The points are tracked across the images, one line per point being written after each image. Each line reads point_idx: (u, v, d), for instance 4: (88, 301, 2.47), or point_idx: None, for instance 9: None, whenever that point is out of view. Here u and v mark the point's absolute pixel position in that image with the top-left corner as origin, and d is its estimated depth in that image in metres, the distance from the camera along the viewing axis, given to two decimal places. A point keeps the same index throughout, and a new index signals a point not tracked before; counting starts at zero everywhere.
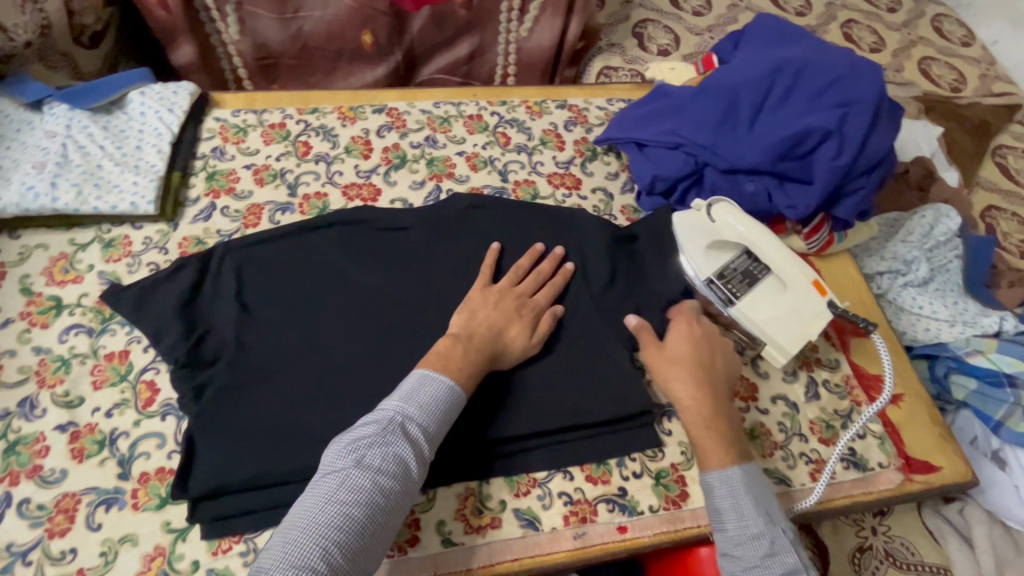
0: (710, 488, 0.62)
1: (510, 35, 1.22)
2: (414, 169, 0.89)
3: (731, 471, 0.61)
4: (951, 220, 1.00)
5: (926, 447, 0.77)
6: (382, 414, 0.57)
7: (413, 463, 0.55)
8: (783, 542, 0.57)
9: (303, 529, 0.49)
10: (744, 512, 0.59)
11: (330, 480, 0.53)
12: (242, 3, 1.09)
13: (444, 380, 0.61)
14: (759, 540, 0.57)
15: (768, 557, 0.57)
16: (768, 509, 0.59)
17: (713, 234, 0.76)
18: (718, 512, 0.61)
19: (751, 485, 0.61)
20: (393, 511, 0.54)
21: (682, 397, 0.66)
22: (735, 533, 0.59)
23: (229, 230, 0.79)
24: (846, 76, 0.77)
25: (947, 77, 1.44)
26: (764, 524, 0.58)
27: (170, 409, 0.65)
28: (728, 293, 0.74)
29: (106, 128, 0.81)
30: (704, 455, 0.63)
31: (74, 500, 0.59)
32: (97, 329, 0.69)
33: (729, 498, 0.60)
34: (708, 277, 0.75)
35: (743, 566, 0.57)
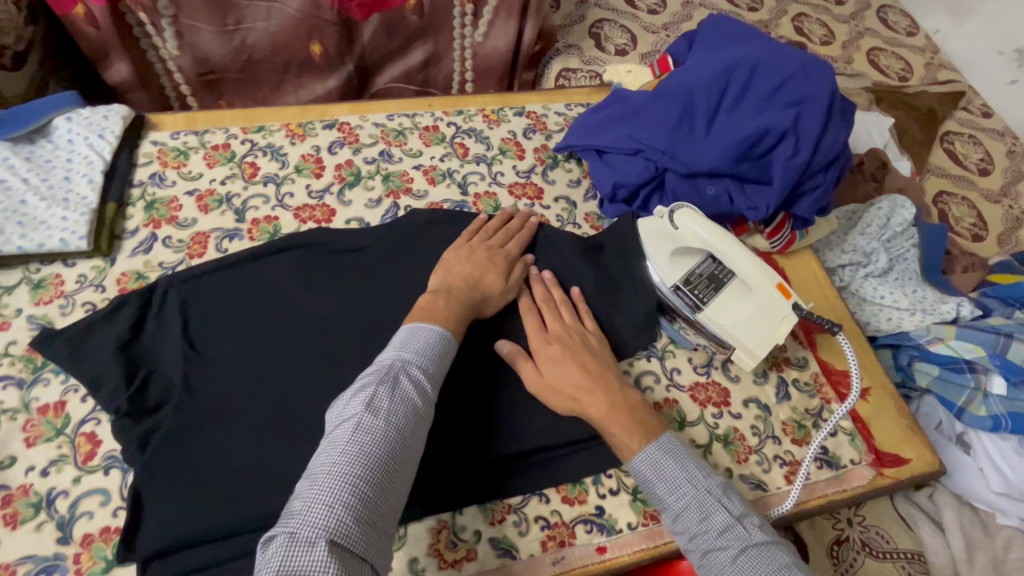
0: (639, 473, 0.59)
1: (465, 40, 1.19)
2: (370, 186, 0.85)
3: (650, 450, 0.59)
4: (907, 210, 1.01)
5: (895, 440, 0.78)
6: (380, 363, 0.56)
7: (421, 400, 0.55)
8: (714, 501, 0.56)
9: (328, 470, 0.47)
10: (674, 486, 0.57)
11: (343, 426, 0.51)
12: (179, 16, 1.03)
13: (432, 327, 0.61)
14: (695, 509, 0.56)
15: (706, 522, 0.55)
16: (692, 472, 0.58)
17: (677, 241, 0.76)
18: (655, 491, 0.58)
19: (671, 454, 0.59)
20: (413, 447, 0.53)
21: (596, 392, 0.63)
22: (673, 508, 0.57)
23: (172, 262, 0.74)
24: (798, 75, 0.77)
25: (894, 67, 1.48)
26: (694, 490, 0.57)
27: (114, 461, 0.60)
28: (694, 300, 0.74)
29: (29, 159, 0.75)
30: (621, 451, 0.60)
31: (8, 572, 0.54)
32: (29, 380, 0.64)
33: (656, 477, 0.58)
34: (675, 284, 0.74)
35: (688, 538, 0.55)
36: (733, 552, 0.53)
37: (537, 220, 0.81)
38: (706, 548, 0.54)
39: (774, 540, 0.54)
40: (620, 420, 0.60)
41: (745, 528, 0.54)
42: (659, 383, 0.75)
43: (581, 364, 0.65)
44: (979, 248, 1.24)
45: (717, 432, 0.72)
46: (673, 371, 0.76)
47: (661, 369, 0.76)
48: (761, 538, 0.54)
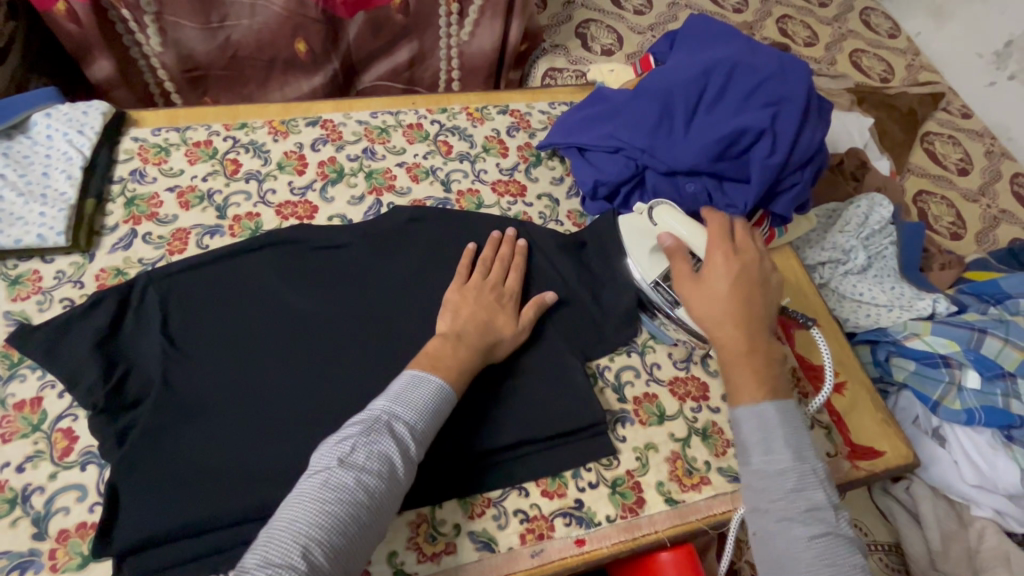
0: (740, 424, 0.59)
1: (451, 39, 1.20)
2: (353, 183, 0.86)
3: (765, 407, 0.58)
4: (884, 209, 1.03)
5: (872, 433, 0.79)
6: (368, 414, 0.56)
7: (400, 461, 0.54)
8: (815, 479, 0.56)
9: (285, 527, 0.48)
10: (775, 449, 0.57)
11: (313, 479, 0.51)
12: (162, 13, 1.03)
13: (432, 380, 0.60)
14: (790, 474, 0.56)
15: (798, 492, 0.55)
16: (799, 447, 0.57)
17: (652, 236, 0.76)
18: (749, 445, 0.58)
19: (785, 422, 0.58)
20: (380, 511, 0.52)
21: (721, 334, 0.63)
22: (759, 467, 0.57)
23: (153, 258, 0.74)
24: (774, 76, 0.79)
25: (876, 68, 1.50)
26: (797, 459, 0.56)
27: (91, 457, 0.60)
28: (672, 295, 0.75)
29: (6, 155, 0.74)
30: (736, 392, 0.61)
31: None
32: (5, 376, 0.64)
33: (757, 431, 0.58)
34: (654, 280, 0.75)
35: (771, 498, 0.55)
36: (814, 527, 0.53)
37: (524, 242, 0.78)
38: (784, 513, 0.54)
39: (851, 533, 0.55)
40: (748, 367, 0.61)
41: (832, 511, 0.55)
42: (638, 378, 0.75)
43: (728, 306, 0.64)
44: (957, 246, 1.26)
45: (696, 426, 0.73)
46: (653, 365, 0.77)
47: (641, 364, 0.77)
48: (842, 527, 0.54)
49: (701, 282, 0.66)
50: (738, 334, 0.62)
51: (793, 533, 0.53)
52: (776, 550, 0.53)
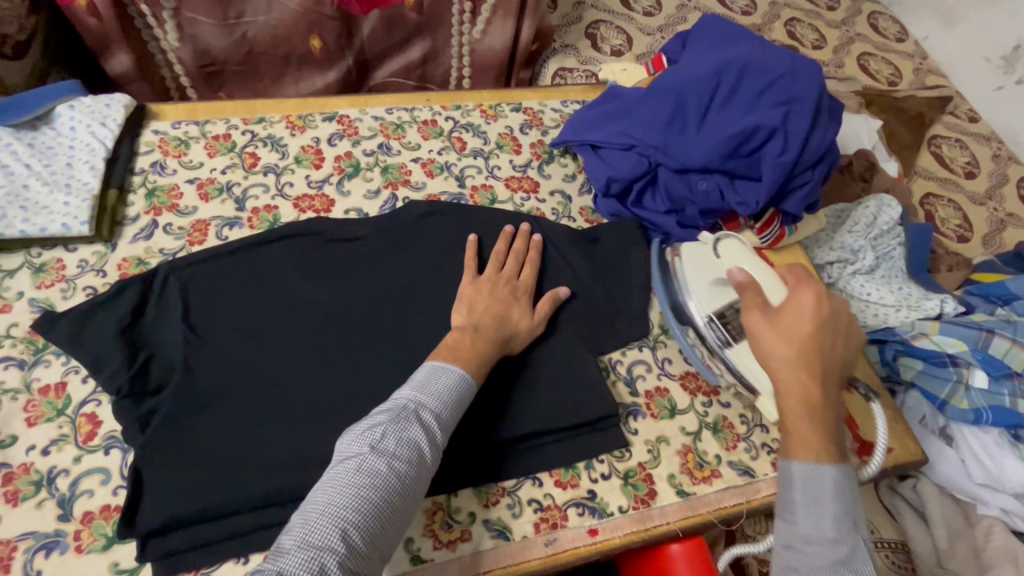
0: (790, 476, 0.54)
1: (463, 37, 1.21)
2: (369, 177, 0.87)
3: (827, 469, 0.53)
4: (892, 209, 1.04)
5: (880, 430, 0.80)
6: (395, 402, 0.57)
7: (428, 448, 0.55)
8: (864, 552, 0.51)
9: (322, 511, 0.48)
10: (827, 514, 0.52)
11: (346, 464, 0.52)
12: (180, 9, 1.04)
13: (454, 369, 0.61)
14: (839, 543, 0.51)
15: (845, 564, 0.50)
16: (853, 517, 0.52)
17: (717, 271, 0.74)
18: (797, 504, 0.53)
19: (844, 490, 0.53)
20: (410, 497, 0.53)
21: (792, 385, 0.56)
22: (807, 529, 0.52)
23: (173, 248, 0.75)
24: (787, 76, 0.80)
25: (884, 71, 1.51)
26: (848, 529, 0.51)
27: (114, 441, 0.61)
28: (725, 335, 0.72)
29: (31, 146, 0.76)
30: (797, 446, 0.55)
31: (9, 548, 0.55)
32: (30, 361, 0.65)
33: (807, 488, 0.53)
34: (708, 316, 0.73)
35: (814, 564, 0.50)
36: None
37: (540, 237, 0.80)
38: None
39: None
40: (816, 427, 0.54)
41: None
42: (650, 373, 0.76)
43: (806, 356, 0.56)
44: (964, 249, 1.26)
45: (707, 420, 0.74)
46: (665, 360, 0.78)
47: (652, 358, 0.78)
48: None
49: (772, 318, 0.59)
50: (809, 386, 0.55)
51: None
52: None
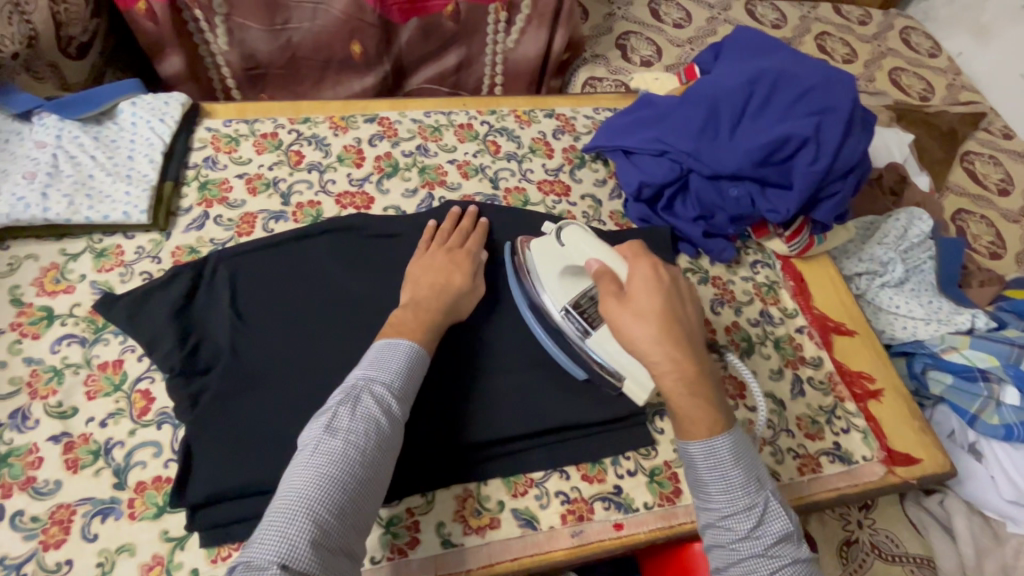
0: (692, 459, 0.56)
1: (497, 46, 1.25)
2: (407, 177, 0.90)
3: (719, 443, 0.55)
4: (924, 223, 1.04)
5: (909, 441, 0.80)
6: (346, 384, 0.58)
7: (383, 416, 0.56)
8: (774, 509, 0.55)
9: (287, 494, 0.49)
10: (734, 486, 0.55)
11: (303, 450, 0.53)
12: (231, 15, 1.10)
13: (400, 344, 0.62)
14: (748, 512, 0.54)
15: (758, 528, 0.54)
16: (758, 476, 0.56)
17: (564, 258, 0.70)
18: (707, 486, 0.56)
19: (739, 454, 0.55)
20: (375, 468, 0.54)
21: (659, 363, 0.57)
22: (723, 508, 0.55)
23: (223, 239, 0.79)
24: (820, 86, 0.81)
25: (915, 86, 1.51)
26: (755, 492, 0.55)
27: (167, 417, 0.65)
28: (584, 324, 0.70)
29: (96, 139, 0.81)
30: (691, 427, 0.56)
31: (69, 511, 0.59)
32: (91, 339, 0.69)
33: (711, 468, 0.55)
34: (564, 308, 0.70)
35: (731, 538, 0.54)
36: (783, 564, 0.52)
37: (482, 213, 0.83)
38: (751, 556, 0.53)
39: (811, 555, 0.55)
40: (698, 398, 0.56)
41: (792, 540, 0.54)
42: None
43: (659, 329, 0.57)
44: (996, 266, 1.25)
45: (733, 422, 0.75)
46: None
47: None
48: (803, 553, 0.54)
49: (625, 301, 0.59)
50: (676, 359, 0.56)
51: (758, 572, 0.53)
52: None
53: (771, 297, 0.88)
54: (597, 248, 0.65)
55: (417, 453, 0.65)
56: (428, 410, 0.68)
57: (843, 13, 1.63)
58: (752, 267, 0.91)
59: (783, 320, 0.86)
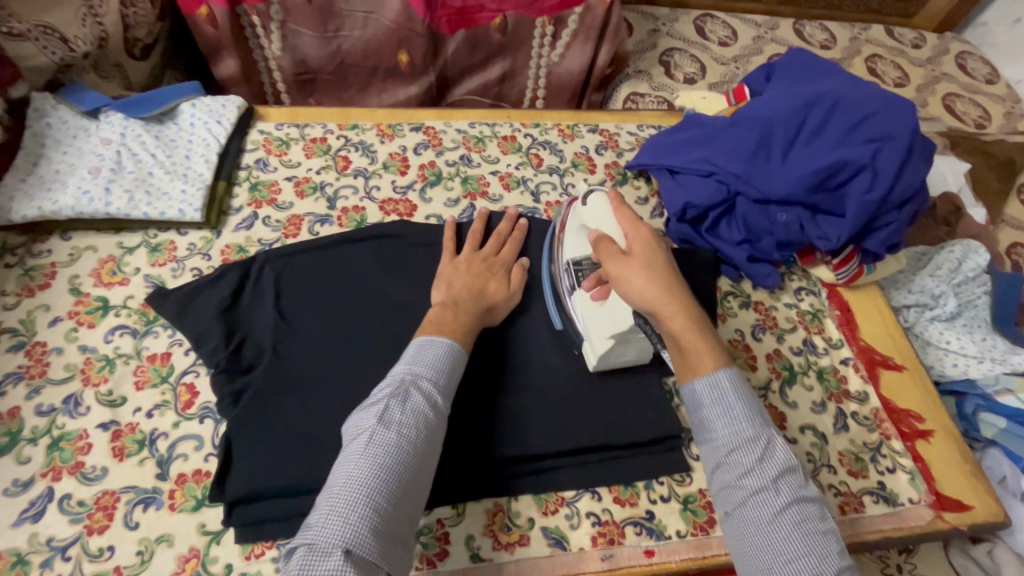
0: (696, 397, 0.58)
1: (542, 60, 1.25)
2: (450, 187, 0.91)
3: (719, 375, 0.57)
4: (979, 256, 0.99)
5: (958, 486, 0.76)
6: (392, 377, 0.58)
7: (432, 412, 0.56)
8: (777, 445, 0.55)
9: (344, 484, 0.50)
10: (736, 419, 0.56)
11: (357, 439, 0.53)
12: (287, 21, 1.13)
13: (441, 341, 0.63)
14: (753, 445, 0.54)
15: (763, 460, 0.53)
16: (759, 413, 0.57)
17: (582, 217, 0.75)
18: (711, 421, 0.57)
19: (739, 390, 0.57)
20: (427, 459, 0.54)
21: (670, 312, 0.60)
22: (726, 441, 0.55)
23: (270, 239, 0.81)
24: (879, 112, 0.79)
25: (971, 113, 1.46)
26: (756, 429, 0.55)
27: (209, 412, 0.67)
28: (574, 280, 0.73)
29: (158, 138, 0.85)
30: (694, 364, 0.59)
31: (113, 498, 0.60)
32: (142, 331, 0.71)
33: (714, 403, 0.57)
34: (567, 261, 0.75)
35: (737, 473, 0.54)
36: (787, 499, 0.51)
37: (525, 220, 0.84)
38: (755, 491, 0.52)
39: (820, 499, 0.53)
40: (703, 338, 0.59)
41: (800, 479, 0.53)
42: None
43: (658, 279, 0.61)
44: None
45: None
46: None
47: None
48: (810, 492, 0.53)
49: (631, 258, 0.63)
50: (683, 304, 0.60)
51: (765, 507, 0.51)
52: (751, 530, 0.51)
53: (815, 325, 0.86)
54: (609, 218, 0.70)
55: (449, 463, 0.65)
56: (462, 422, 0.68)
57: (896, 36, 1.59)
58: (796, 294, 0.89)
59: (828, 351, 0.84)
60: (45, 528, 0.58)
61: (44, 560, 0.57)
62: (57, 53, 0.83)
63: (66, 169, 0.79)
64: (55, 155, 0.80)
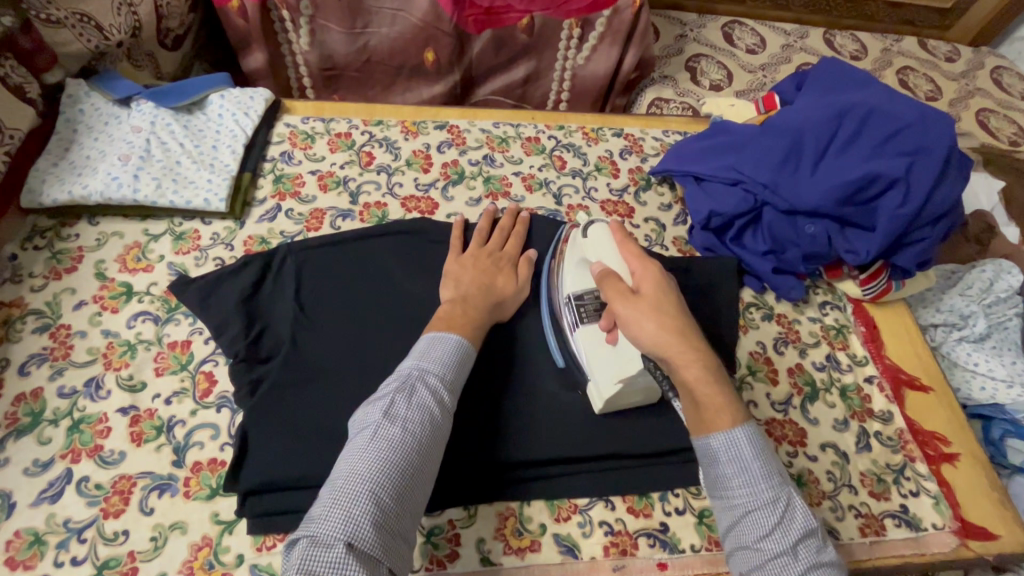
0: (713, 454, 0.55)
1: (567, 62, 1.25)
2: (472, 186, 0.90)
3: (738, 434, 0.54)
4: (1012, 276, 0.96)
5: (985, 514, 0.73)
6: (400, 372, 0.58)
7: (438, 407, 0.56)
8: (794, 507, 0.53)
9: (347, 477, 0.49)
10: (755, 480, 0.53)
11: (362, 432, 0.53)
12: (315, 16, 1.14)
13: (450, 336, 0.62)
14: (771, 508, 0.52)
15: (780, 525, 0.52)
16: (776, 472, 0.54)
17: (582, 251, 0.73)
18: (729, 481, 0.54)
19: (758, 449, 0.54)
20: (431, 456, 0.54)
21: (684, 360, 0.57)
22: (745, 502, 0.53)
23: (292, 232, 0.81)
24: (915, 125, 0.77)
25: (1005, 129, 1.42)
26: (774, 491, 0.53)
27: (226, 401, 0.67)
28: (578, 315, 0.70)
29: (186, 127, 0.86)
30: (712, 416, 0.56)
31: (130, 483, 0.61)
32: (163, 317, 0.72)
33: (734, 465, 0.54)
34: (568, 295, 0.72)
35: (756, 537, 0.52)
36: (804, 565, 0.50)
37: (527, 215, 0.84)
38: (774, 555, 0.51)
39: (836, 559, 0.52)
40: (717, 390, 0.56)
41: (818, 542, 0.52)
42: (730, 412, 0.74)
43: (671, 322, 0.59)
44: None
45: (790, 470, 0.71)
46: (750, 404, 0.76)
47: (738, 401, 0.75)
48: (826, 554, 0.52)
49: (639, 297, 0.61)
50: (698, 352, 0.57)
51: (785, 573, 0.50)
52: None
53: (839, 341, 0.84)
54: (613, 252, 0.68)
55: (462, 464, 0.65)
56: (475, 423, 0.68)
57: (929, 48, 1.55)
58: (820, 308, 0.87)
59: (851, 367, 0.82)
60: (63, 508, 0.59)
61: (60, 541, 0.57)
62: (92, 41, 0.84)
63: (97, 155, 0.80)
64: (86, 142, 0.82)
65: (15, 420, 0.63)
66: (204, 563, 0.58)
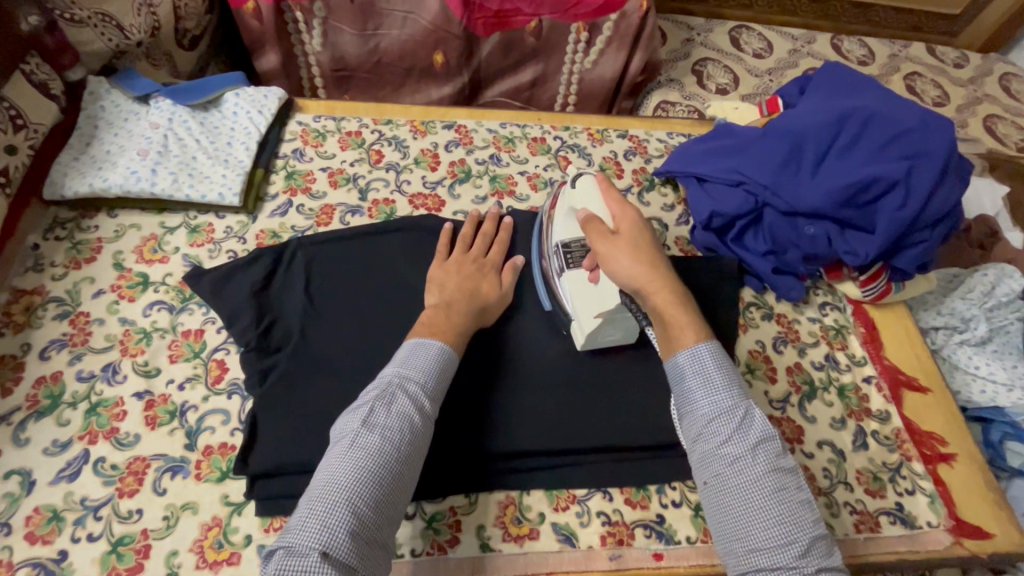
0: (679, 370, 0.58)
1: (574, 65, 1.26)
2: (478, 185, 0.92)
3: (701, 348, 0.58)
4: (1014, 280, 0.96)
5: (981, 514, 0.74)
6: (380, 380, 0.60)
7: (417, 416, 0.58)
8: (754, 415, 0.55)
9: (324, 487, 0.50)
10: (716, 389, 0.56)
11: (340, 442, 0.54)
12: (328, 18, 1.17)
13: (432, 344, 0.64)
14: (731, 414, 0.54)
15: (739, 428, 0.54)
16: (738, 384, 0.57)
17: (571, 201, 0.76)
18: (691, 392, 0.57)
19: (720, 362, 0.58)
20: (409, 464, 0.55)
21: (654, 288, 0.62)
22: (707, 412, 0.55)
23: (303, 226, 0.84)
24: (915, 130, 0.77)
25: (1012, 136, 1.42)
26: (734, 398, 0.55)
27: (237, 388, 0.69)
28: (564, 262, 0.73)
29: (202, 124, 0.88)
30: (678, 334, 0.60)
31: (144, 464, 0.63)
32: (178, 307, 0.75)
33: (696, 377, 0.57)
34: (557, 243, 0.75)
35: (716, 442, 0.54)
36: (762, 467, 0.51)
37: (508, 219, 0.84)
38: (732, 458, 0.52)
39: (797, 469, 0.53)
40: (684, 314, 0.61)
41: (777, 447, 0.53)
42: None
43: (646, 262, 0.64)
44: None
45: None
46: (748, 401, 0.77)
47: None
48: (786, 462, 0.53)
49: (619, 237, 0.66)
50: (667, 282, 0.63)
51: (743, 472, 0.51)
52: (730, 498, 0.51)
53: (838, 341, 0.85)
54: (597, 198, 0.72)
55: (462, 454, 0.67)
56: (477, 414, 0.69)
57: (937, 55, 1.56)
58: (820, 308, 0.88)
59: (850, 367, 0.83)
60: (81, 487, 0.61)
61: (77, 518, 0.60)
62: (113, 41, 0.87)
63: (116, 150, 0.83)
64: (106, 137, 0.84)
65: (36, 402, 0.66)
66: (214, 542, 0.60)
